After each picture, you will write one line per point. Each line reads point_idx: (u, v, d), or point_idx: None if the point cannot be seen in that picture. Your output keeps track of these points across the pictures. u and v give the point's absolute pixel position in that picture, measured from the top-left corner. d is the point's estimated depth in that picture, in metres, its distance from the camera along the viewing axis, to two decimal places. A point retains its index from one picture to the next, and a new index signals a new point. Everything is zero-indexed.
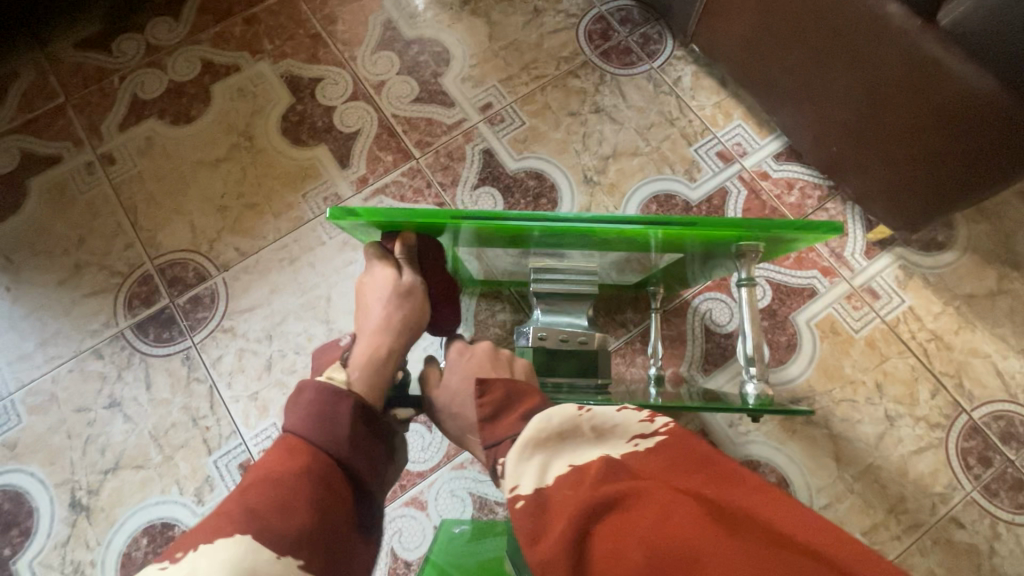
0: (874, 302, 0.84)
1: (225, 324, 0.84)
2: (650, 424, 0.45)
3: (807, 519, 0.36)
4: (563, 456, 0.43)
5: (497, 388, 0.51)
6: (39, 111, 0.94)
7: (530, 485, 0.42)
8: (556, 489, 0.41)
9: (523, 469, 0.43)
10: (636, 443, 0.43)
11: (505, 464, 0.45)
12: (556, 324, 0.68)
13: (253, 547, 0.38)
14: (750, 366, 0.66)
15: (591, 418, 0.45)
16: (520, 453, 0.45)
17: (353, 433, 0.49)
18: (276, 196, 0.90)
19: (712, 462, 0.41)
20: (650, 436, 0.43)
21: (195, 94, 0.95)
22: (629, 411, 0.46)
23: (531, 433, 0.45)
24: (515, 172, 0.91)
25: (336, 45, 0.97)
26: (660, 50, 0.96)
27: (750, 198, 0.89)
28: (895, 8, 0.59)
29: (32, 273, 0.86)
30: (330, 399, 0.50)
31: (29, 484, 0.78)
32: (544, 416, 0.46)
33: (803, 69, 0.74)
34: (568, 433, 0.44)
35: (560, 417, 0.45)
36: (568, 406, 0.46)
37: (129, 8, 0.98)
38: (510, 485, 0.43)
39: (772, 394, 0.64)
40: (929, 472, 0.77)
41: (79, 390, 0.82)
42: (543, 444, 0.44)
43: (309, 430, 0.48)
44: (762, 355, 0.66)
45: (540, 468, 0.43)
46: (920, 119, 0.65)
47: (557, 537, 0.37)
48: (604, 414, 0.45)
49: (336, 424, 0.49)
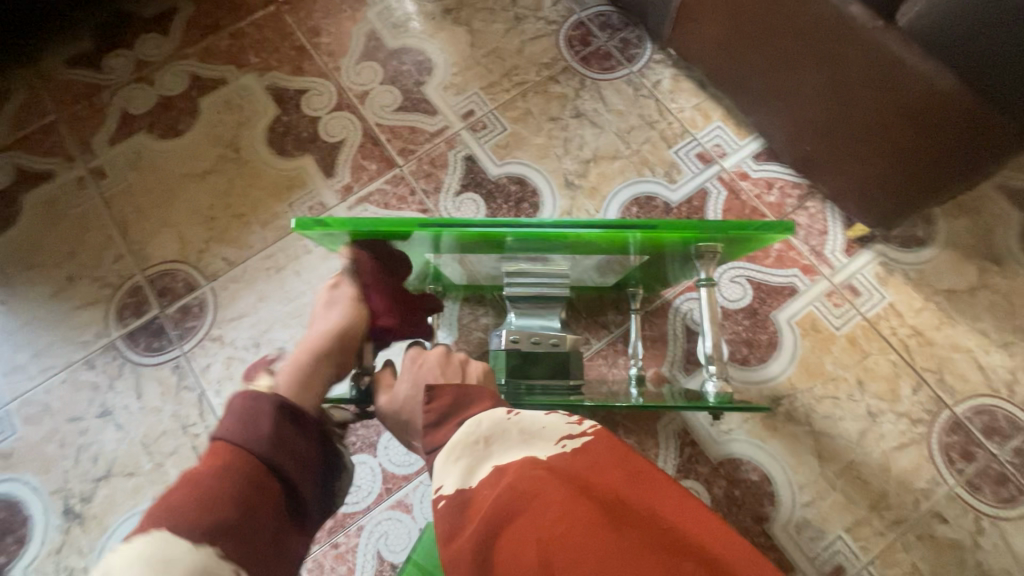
0: (854, 299, 0.84)
1: (214, 333, 0.85)
2: (577, 425, 0.46)
3: (707, 520, 0.39)
4: (489, 459, 0.45)
5: (446, 394, 0.50)
6: (32, 128, 0.96)
7: (453, 486, 0.45)
8: (478, 490, 0.43)
9: (449, 470, 0.46)
10: (564, 443, 0.44)
11: (436, 465, 0.47)
12: (529, 327, 0.69)
13: (169, 540, 0.41)
14: (708, 364, 0.67)
15: (519, 422, 0.46)
16: (448, 456, 0.46)
17: (277, 434, 0.51)
18: (262, 206, 0.91)
19: (629, 462, 0.42)
20: (576, 436, 0.45)
21: (183, 108, 0.97)
22: (556, 415, 0.47)
23: (460, 438, 0.47)
24: (497, 177, 0.92)
25: (320, 57, 0.99)
26: (639, 54, 0.97)
27: (730, 198, 0.90)
28: (856, 8, 0.60)
29: (26, 286, 0.88)
30: (252, 403, 0.53)
31: (23, 493, 0.80)
32: (472, 421, 0.47)
33: (773, 70, 0.75)
34: (494, 436, 0.46)
35: (489, 422, 0.47)
36: (498, 412, 0.48)
37: (119, 25, 1.01)
38: (437, 484, 0.46)
39: (731, 392, 0.65)
40: (911, 467, 0.78)
41: (71, 400, 0.83)
42: (471, 448, 0.46)
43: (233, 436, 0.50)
44: (721, 353, 0.67)
45: (466, 471, 0.45)
46: (886, 117, 0.66)
47: (470, 535, 0.41)
48: (533, 417, 0.47)
49: (261, 426, 0.51)
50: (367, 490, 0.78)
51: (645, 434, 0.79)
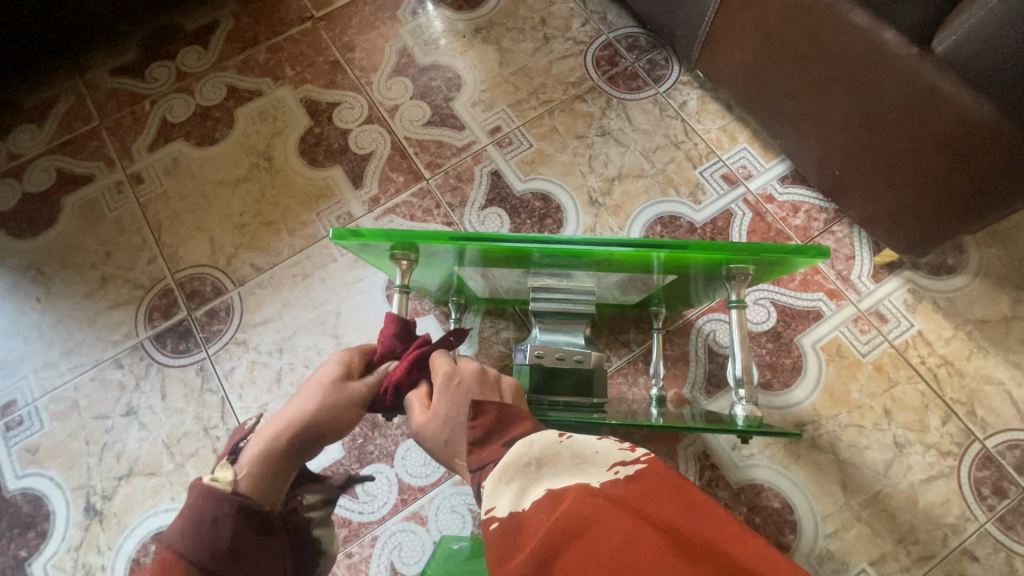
0: (882, 325, 0.83)
1: (240, 337, 0.87)
2: (630, 452, 0.45)
3: (780, 563, 0.35)
4: (542, 482, 0.44)
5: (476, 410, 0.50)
6: (75, 133, 1.00)
7: (506, 508, 0.43)
8: (532, 512, 0.42)
9: (501, 492, 0.44)
10: (616, 470, 0.43)
11: (484, 487, 0.45)
12: (553, 342, 0.69)
13: None
14: (738, 388, 0.66)
15: (571, 445, 0.46)
16: (500, 476, 0.45)
17: (234, 536, 0.45)
18: (291, 214, 0.93)
19: (689, 493, 0.41)
20: (630, 464, 0.44)
21: (220, 118, 1.00)
22: (609, 440, 0.46)
23: (512, 459, 0.46)
24: (521, 193, 0.93)
25: (354, 71, 1.02)
26: (666, 75, 0.98)
27: (755, 220, 0.89)
28: (891, 35, 0.60)
29: (62, 285, 0.91)
30: (211, 504, 0.46)
31: (48, 488, 0.81)
32: (525, 442, 0.46)
33: (803, 94, 0.75)
34: (547, 460, 0.45)
35: (541, 444, 0.46)
36: (550, 434, 0.47)
37: (164, 37, 1.05)
38: (486, 506, 0.44)
39: (760, 416, 0.65)
40: (940, 502, 0.75)
41: (99, 398, 0.85)
42: (523, 470, 0.45)
43: (182, 541, 0.43)
44: (751, 376, 0.66)
45: (518, 493, 0.44)
46: (920, 145, 0.65)
47: (524, 557, 0.38)
48: (585, 441, 0.46)
49: (217, 535, 0.44)
50: (382, 500, 0.78)
51: (664, 455, 0.79)
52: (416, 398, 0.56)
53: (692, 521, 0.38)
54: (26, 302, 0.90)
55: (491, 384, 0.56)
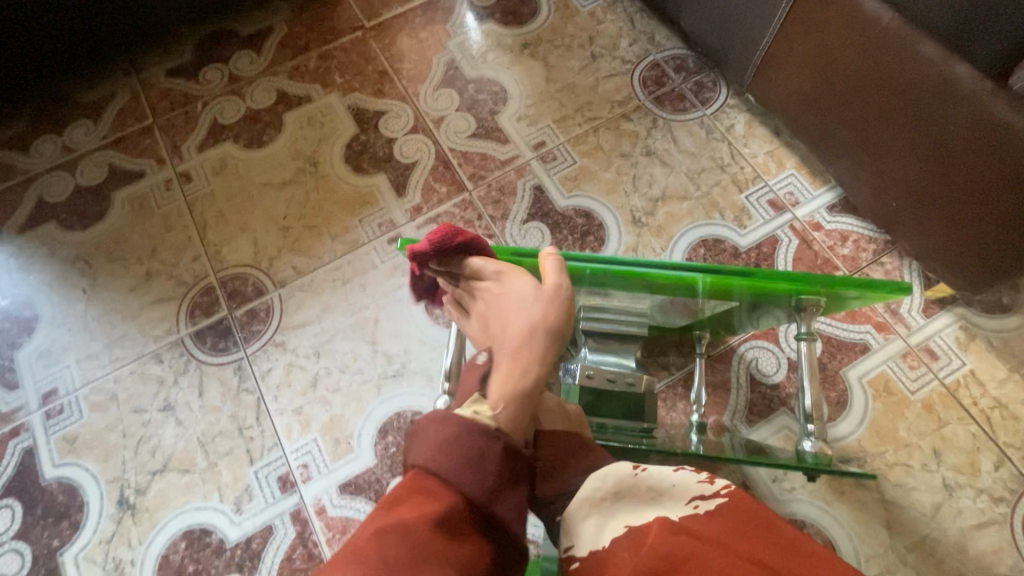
0: (932, 362, 0.80)
1: (278, 339, 0.87)
2: (710, 484, 0.43)
3: None
4: (619, 518, 0.43)
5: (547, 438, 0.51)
6: (128, 130, 1.02)
7: (586, 547, 0.42)
8: (613, 551, 0.41)
9: (579, 530, 0.44)
10: (697, 505, 0.42)
11: (562, 522, 0.45)
12: (602, 363, 0.68)
13: None
14: (807, 424, 0.66)
15: (647, 478, 0.44)
16: (575, 512, 0.44)
17: (497, 480, 0.41)
18: (334, 219, 0.94)
19: (778, 530, 0.39)
20: (710, 498, 0.42)
21: (269, 121, 1.02)
22: (688, 471, 0.45)
23: (586, 494, 0.45)
24: (563, 209, 0.93)
25: (401, 81, 1.03)
26: (713, 98, 0.98)
27: (801, 248, 0.88)
28: (963, 69, 0.60)
29: (108, 278, 0.93)
30: (481, 443, 0.41)
31: (83, 478, 0.82)
32: (598, 476, 0.45)
33: (862, 125, 0.74)
34: (621, 493, 0.44)
35: (615, 478, 0.45)
36: (624, 466, 0.45)
37: (219, 41, 1.08)
38: (564, 543, 0.44)
39: (830, 454, 0.63)
40: (991, 550, 0.72)
41: (138, 391, 0.86)
42: (598, 505, 0.44)
43: (451, 472, 0.40)
44: (820, 413, 0.66)
45: (596, 530, 0.43)
46: (988, 182, 0.64)
47: None
48: (662, 473, 0.45)
49: (480, 473, 0.40)
50: None
51: None
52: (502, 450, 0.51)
53: (787, 562, 0.37)
54: (73, 293, 0.92)
55: (553, 412, 0.55)
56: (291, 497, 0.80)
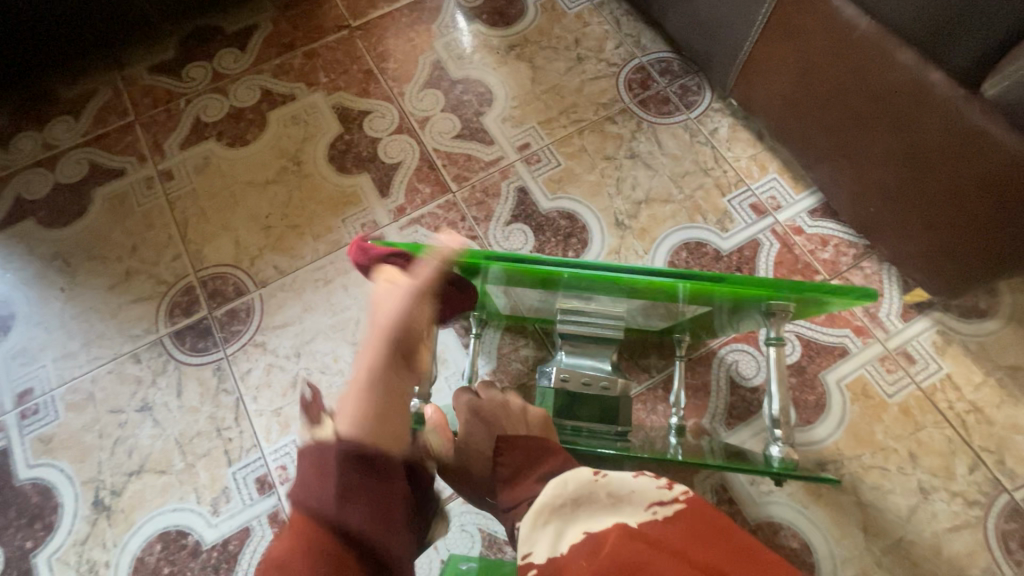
0: (909, 366, 0.81)
1: (258, 339, 0.87)
2: (668, 490, 0.44)
3: None
4: (578, 523, 0.44)
5: (522, 445, 0.53)
6: (110, 127, 1.01)
7: (544, 554, 0.43)
8: (571, 558, 0.41)
9: (537, 536, 0.44)
10: (655, 510, 0.43)
11: (521, 529, 0.46)
12: (579, 366, 0.68)
13: None
14: (774, 428, 0.66)
15: (607, 484, 0.45)
16: (536, 518, 0.45)
17: (346, 485, 0.41)
18: (317, 219, 0.94)
19: (731, 535, 0.40)
20: (668, 504, 0.43)
21: (253, 120, 1.01)
22: (647, 478, 0.46)
23: (546, 500, 0.46)
24: (547, 211, 0.93)
25: (387, 81, 1.03)
26: (698, 101, 0.98)
27: (782, 252, 0.88)
28: (938, 76, 0.60)
29: (86, 277, 0.92)
30: (315, 458, 0.43)
31: (57, 479, 0.81)
32: (559, 482, 0.47)
33: (841, 129, 0.75)
34: (582, 499, 0.45)
35: (576, 484, 0.46)
36: (584, 472, 0.47)
37: (203, 38, 1.07)
38: (522, 551, 0.44)
39: (796, 458, 0.62)
40: (965, 553, 0.73)
41: (115, 392, 0.85)
42: (558, 511, 0.45)
43: (302, 493, 0.40)
44: (787, 417, 0.67)
45: (555, 536, 0.44)
46: (961, 187, 0.64)
47: None
48: (622, 479, 0.46)
49: (327, 480, 0.41)
50: None
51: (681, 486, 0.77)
52: (438, 428, 0.57)
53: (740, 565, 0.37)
54: (50, 292, 0.91)
55: (519, 417, 0.57)
56: (268, 498, 0.79)
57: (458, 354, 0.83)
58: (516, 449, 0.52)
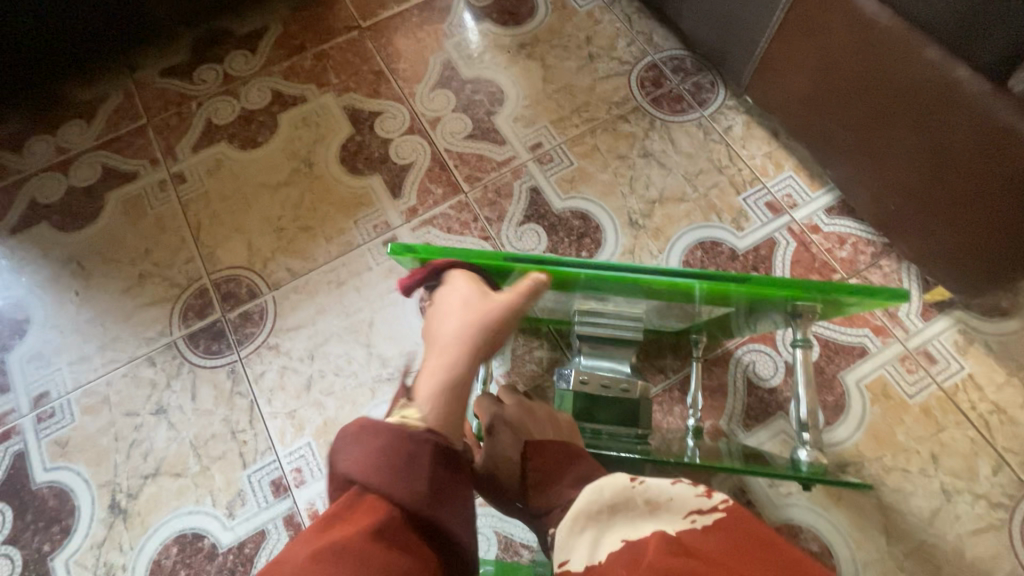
0: (930, 366, 0.80)
1: (272, 341, 0.87)
2: (708, 498, 0.42)
3: None
4: (616, 531, 0.43)
5: (549, 451, 0.53)
6: (123, 130, 1.01)
7: (581, 562, 0.42)
8: (608, 566, 0.40)
9: (574, 543, 0.44)
10: (693, 519, 0.41)
11: (558, 535, 0.46)
12: (598, 368, 0.67)
13: None
14: (802, 431, 0.65)
15: (643, 491, 0.44)
16: (572, 524, 0.45)
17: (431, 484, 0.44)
18: (329, 221, 0.93)
19: (779, 550, 0.37)
20: (707, 512, 0.41)
21: (264, 121, 1.01)
22: (684, 484, 0.44)
23: (583, 506, 0.46)
24: (560, 211, 0.92)
25: (397, 82, 1.02)
26: (711, 99, 0.97)
27: (799, 250, 0.87)
28: (964, 72, 0.59)
29: (101, 280, 0.92)
30: (409, 449, 0.44)
31: (74, 482, 0.81)
32: (595, 488, 0.46)
33: (860, 127, 0.74)
34: (618, 506, 0.44)
35: (612, 490, 0.45)
36: (620, 478, 0.46)
37: (214, 41, 1.07)
38: (560, 557, 0.44)
39: (825, 463, 0.62)
40: (990, 556, 0.72)
41: (130, 394, 0.85)
42: (594, 517, 0.45)
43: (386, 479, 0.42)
44: (815, 421, 0.66)
45: (592, 544, 0.43)
46: (988, 185, 0.63)
47: None
48: (658, 486, 0.44)
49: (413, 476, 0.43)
50: None
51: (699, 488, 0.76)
52: None
53: None
54: (65, 295, 0.91)
55: (541, 420, 0.57)
56: (283, 501, 0.79)
57: None
58: (542, 456, 0.53)
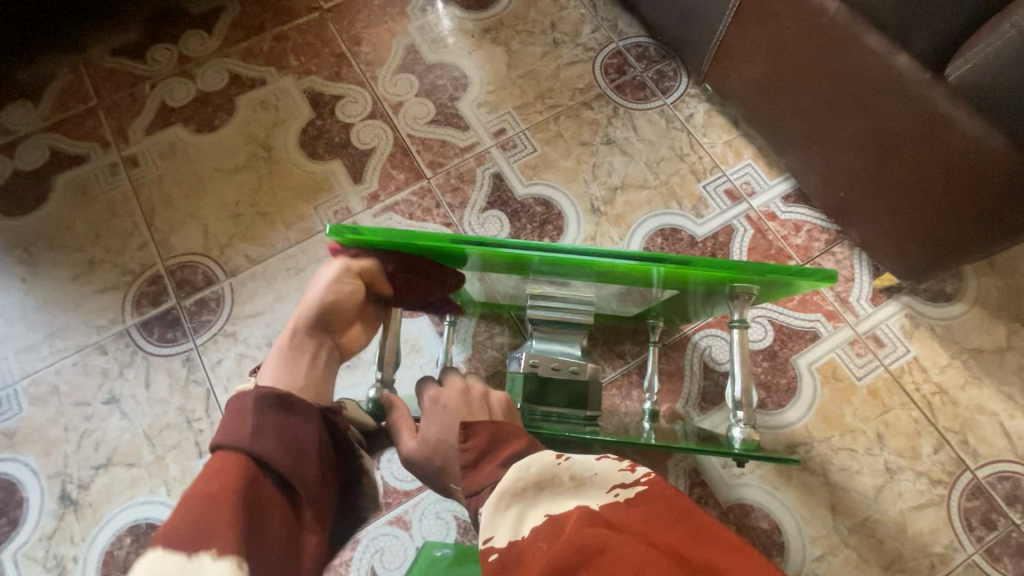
0: (878, 349, 0.82)
1: (228, 329, 0.85)
2: (631, 473, 0.46)
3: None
4: (539, 507, 0.45)
5: (481, 431, 0.51)
6: (71, 112, 0.98)
7: (505, 538, 0.43)
8: (531, 541, 0.42)
9: (499, 521, 0.44)
10: (616, 493, 0.44)
11: (482, 514, 0.45)
12: (550, 352, 0.68)
13: (168, 555, 0.36)
14: (736, 410, 0.67)
15: (569, 467, 0.46)
16: (497, 503, 0.45)
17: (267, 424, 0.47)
18: (288, 207, 0.92)
19: (691, 517, 0.42)
20: (630, 486, 0.45)
21: (221, 104, 0.98)
22: (610, 460, 0.46)
23: (509, 485, 0.45)
24: (523, 197, 0.92)
25: (359, 65, 1.01)
26: (674, 87, 0.98)
27: (756, 237, 0.89)
28: (904, 60, 0.61)
29: (48, 267, 0.89)
30: (235, 400, 0.48)
31: (22, 474, 0.79)
32: (521, 466, 0.46)
33: (811, 114, 0.75)
34: (544, 482, 0.45)
35: (538, 467, 0.46)
36: (546, 455, 0.46)
37: (167, 19, 1.03)
38: (483, 535, 0.44)
39: (758, 439, 0.65)
40: (929, 530, 0.75)
41: (81, 384, 0.83)
42: (519, 494, 0.45)
43: (228, 434, 0.45)
44: (751, 399, 0.67)
45: (516, 520, 0.44)
46: (927, 171, 0.65)
47: None
48: (585, 462, 0.46)
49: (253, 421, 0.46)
50: None
51: (654, 469, 0.78)
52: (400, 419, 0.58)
53: (695, 547, 0.39)
54: (10, 282, 0.88)
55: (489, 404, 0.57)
56: None
57: (432, 340, 0.82)
58: (475, 436, 0.50)
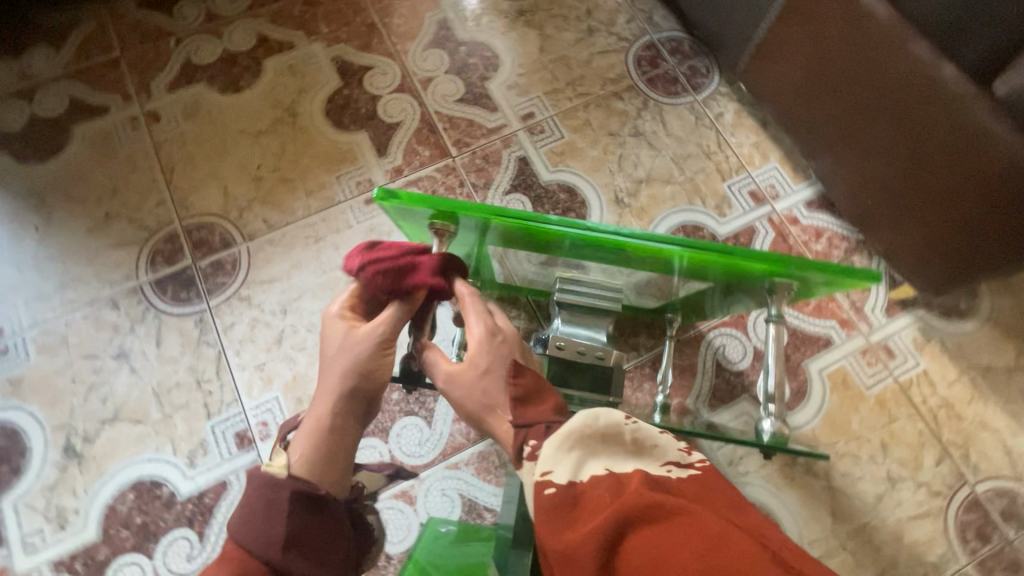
0: (890, 360, 0.83)
1: (244, 293, 0.84)
2: (687, 456, 0.47)
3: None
4: (601, 459, 0.45)
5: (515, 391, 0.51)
6: (93, 61, 0.96)
7: (565, 475, 0.44)
8: (592, 487, 0.43)
9: (562, 458, 0.45)
10: (670, 468, 0.45)
11: (542, 448, 0.46)
12: (574, 335, 0.67)
13: None
14: (768, 404, 0.65)
15: (636, 431, 0.47)
16: (562, 442, 0.46)
17: (291, 527, 0.45)
18: (310, 174, 0.91)
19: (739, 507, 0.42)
20: (684, 466, 0.46)
21: (247, 66, 0.97)
22: (670, 438, 0.48)
23: (578, 427, 0.46)
24: (547, 183, 0.91)
25: (390, 37, 0.99)
26: (705, 84, 0.97)
27: (777, 241, 0.89)
28: (950, 71, 0.61)
29: (63, 217, 0.88)
30: (266, 494, 0.47)
31: (27, 423, 0.79)
32: (591, 414, 0.47)
33: (846, 119, 0.75)
34: (610, 438, 0.46)
35: (607, 421, 0.47)
36: (616, 413, 0.48)
37: None
38: (542, 467, 0.45)
39: (788, 434, 0.61)
40: (925, 540, 0.76)
41: (90, 337, 0.82)
42: (585, 441, 0.46)
43: (247, 532, 0.44)
44: (782, 393, 0.66)
45: (577, 463, 0.45)
46: (959, 186, 0.65)
47: (598, 526, 0.39)
48: (649, 431, 0.48)
49: (274, 520, 0.45)
50: None
51: None
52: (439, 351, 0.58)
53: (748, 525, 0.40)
54: (24, 230, 0.87)
55: None
56: (247, 453, 0.78)
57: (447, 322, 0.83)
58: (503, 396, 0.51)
